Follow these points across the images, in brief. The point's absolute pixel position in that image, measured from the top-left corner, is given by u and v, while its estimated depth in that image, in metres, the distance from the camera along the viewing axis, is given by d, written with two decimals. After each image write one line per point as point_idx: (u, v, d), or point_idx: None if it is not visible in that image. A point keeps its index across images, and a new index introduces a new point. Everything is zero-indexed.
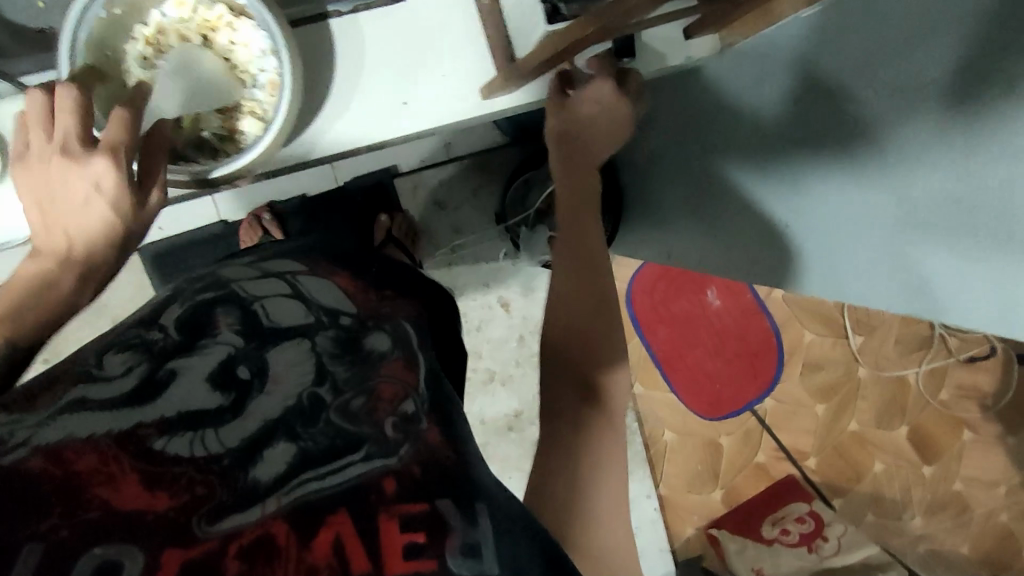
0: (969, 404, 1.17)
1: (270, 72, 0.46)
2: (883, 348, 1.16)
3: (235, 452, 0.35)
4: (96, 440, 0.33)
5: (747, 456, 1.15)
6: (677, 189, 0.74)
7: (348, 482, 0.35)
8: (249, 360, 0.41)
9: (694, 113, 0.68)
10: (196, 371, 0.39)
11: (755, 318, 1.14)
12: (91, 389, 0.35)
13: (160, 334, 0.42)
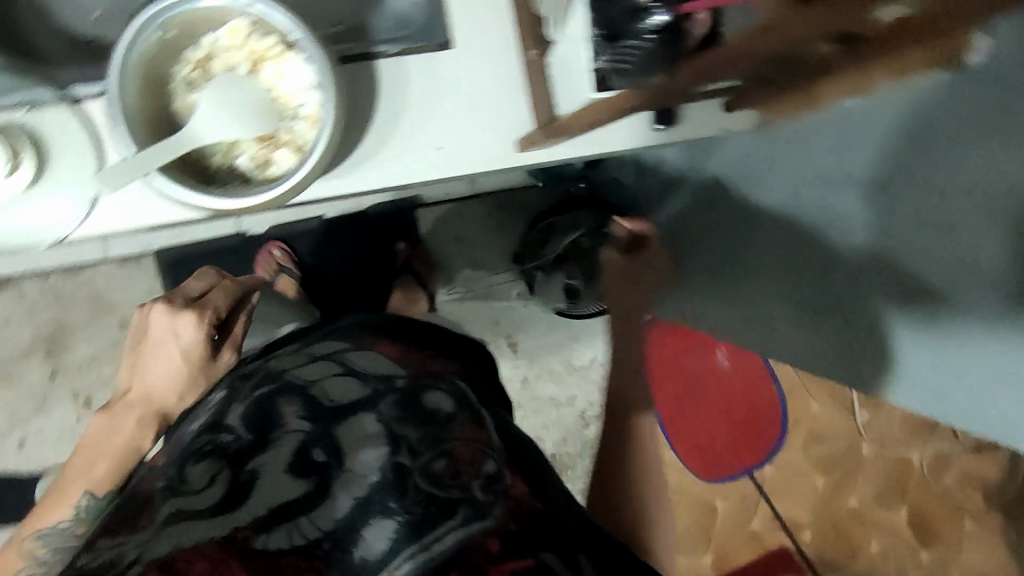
0: (972, 493, 1.15)
1: (313, 107, 0.42)
2: (888, 426, 1.14)
3: (334, 534, 0.41)
4: (202, 547, 0.38)
5: (742, 522, 1.13)
6: (704, 256, 0.70)
7: (452, 548, 0.40)
8: (322, 443, 0.47)
9: (711, 211, 0.68)
10: (274, 466, 0.45)
11: (762, 386, 1.12)
12: (185, 502, 0.43)
13: (232, 435, 0.49)
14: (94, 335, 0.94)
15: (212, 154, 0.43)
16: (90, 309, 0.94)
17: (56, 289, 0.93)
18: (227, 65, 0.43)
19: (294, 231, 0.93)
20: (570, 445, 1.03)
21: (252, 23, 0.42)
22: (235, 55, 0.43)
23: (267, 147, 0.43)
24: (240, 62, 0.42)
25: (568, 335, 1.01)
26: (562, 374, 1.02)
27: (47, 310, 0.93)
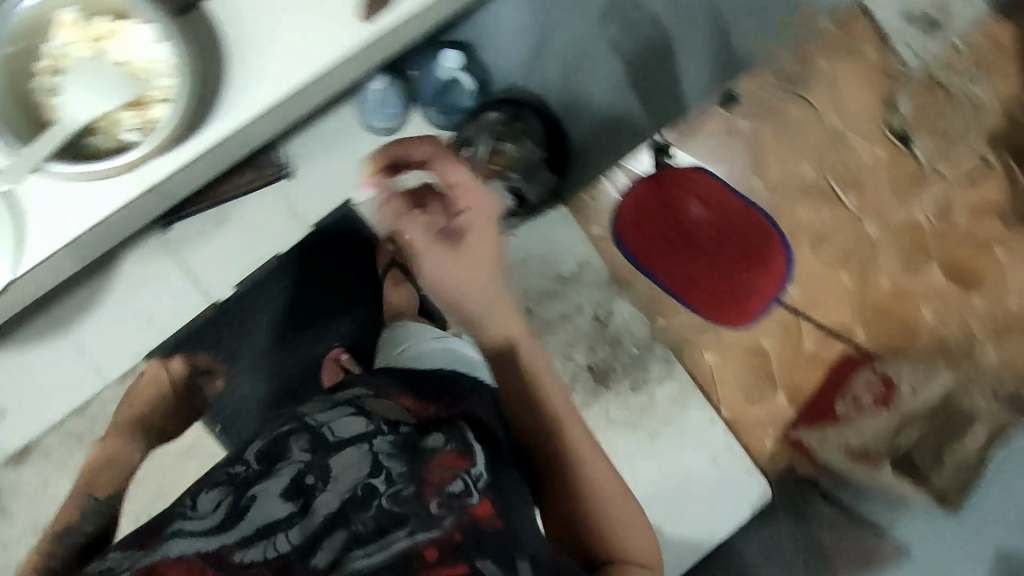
0: (990, 221, 1.15)
1: (163, 60, 0.63)
2: (880, 197, 1.16)
3: (299, 547, 0.54)
4: (187, 558, 0.53)
5: (795, 350, 1.12)
6: None
7: (393, 555, 0.52)
8: (315, 469, 0.60)
9: None
10: (273, 491, 0.58)
11: (745, 215, 1.09)
12: (186, 522, 0.56)
13: (244, 466, 0.62)
14: None
15: (104, 133, 0.64)
16: None
17: (76, 433, 0.96)
18: (78, 60, 0.64)
19: (256, 280, 1.00)
20: (599, 351, 1.02)
21: (81, 13, 0.64)
22: (78, 50, 0.64)
23: (143, 110, 0.64)
24: (90, 55, 0.64)
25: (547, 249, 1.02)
26: (559, 289, 1.02)
27: (75, 454, 0.96)
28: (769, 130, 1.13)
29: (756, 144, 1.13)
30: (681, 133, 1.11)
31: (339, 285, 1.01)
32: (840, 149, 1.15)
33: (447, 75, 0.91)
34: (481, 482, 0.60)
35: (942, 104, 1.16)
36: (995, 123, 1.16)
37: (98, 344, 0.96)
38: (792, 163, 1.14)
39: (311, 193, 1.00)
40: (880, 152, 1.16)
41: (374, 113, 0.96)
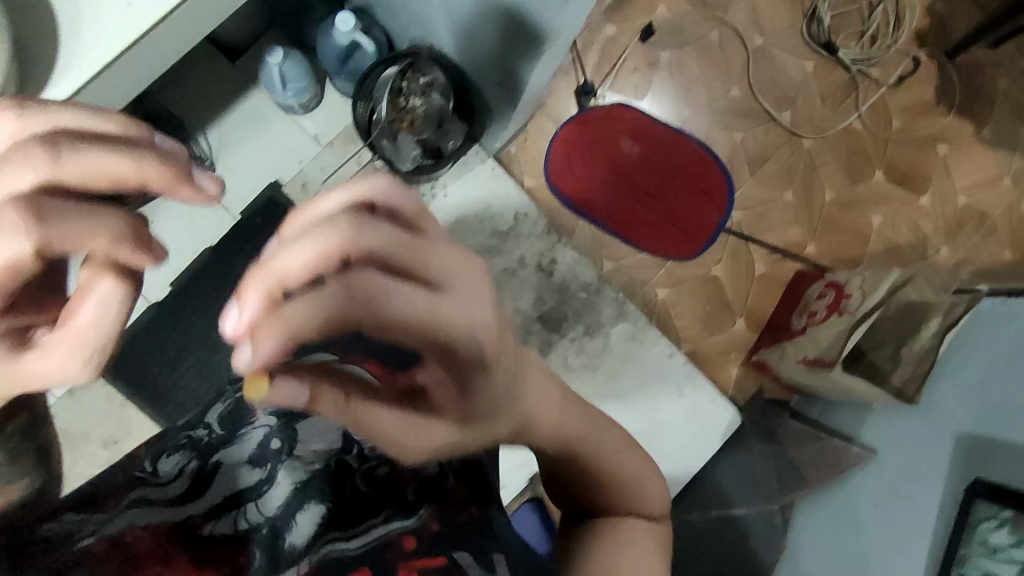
0: (927, 118, 1.17)
1: None
2: (812, 109, 1.15)
3: (271, 521, 0.42)
4: (152, 529, 0.38)
5: (747, 274, 1.11)
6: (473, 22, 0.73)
7: (367, 543, 0.41)
8: (282, 431, 0.49)
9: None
10: (237, 458, 0.46)
11: (680, 145, 1.09)
12: (151, 491, 0.42)
13: (205, 431, 0.51)
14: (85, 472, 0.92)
15: None
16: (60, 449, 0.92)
17: None
18: None
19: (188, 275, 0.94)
20: (549, 300, 1.01)
21: None
22: None
23: None
24: None
25: (481, 204, 0.99)
26: (498, 244, 1.00)
27: None
28: (690, 59, 1.12)
29: (679, 74, 1.12)
30: (600, 71, 1.10)
31: None
32: (766, 67, 1.14)
33: (345, 38, 0.86)
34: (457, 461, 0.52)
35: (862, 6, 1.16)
36: (914, 21, 1.18)
37: None
38: (719, 87, 1.13)
39: (238, 178, 0.98)
40: (808, 65, 1.16)
41: (282, 92, 0.91)
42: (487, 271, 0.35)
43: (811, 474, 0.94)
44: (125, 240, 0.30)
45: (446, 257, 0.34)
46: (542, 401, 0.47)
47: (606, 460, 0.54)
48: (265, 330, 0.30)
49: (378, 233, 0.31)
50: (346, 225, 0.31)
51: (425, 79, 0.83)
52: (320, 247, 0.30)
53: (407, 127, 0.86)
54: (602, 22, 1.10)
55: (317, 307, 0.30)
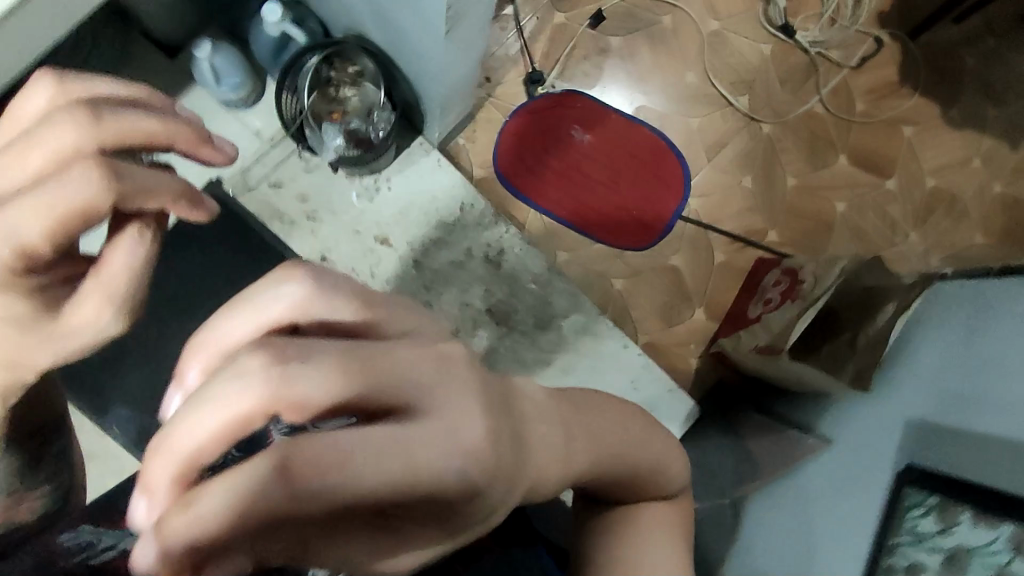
0: (892, 100, 1.14)
1: None
2: (770, 94, 1.12)
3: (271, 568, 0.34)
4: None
5: (706, 263, 1.08)
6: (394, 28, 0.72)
7: None
8: None
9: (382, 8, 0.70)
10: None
11: (633, 134, 1.09)
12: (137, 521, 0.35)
13: None
14: None
15: None
16: None
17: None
18: None
19: None
20: (497, 292, 0.98)
21: None
22: None
23: None
24: None
25: (427, 196, 0.98)
26: (445, 236, 0.98)
27: None
28: (643, 45, 1.10)
29: (631, 61, 1.10)
30: (549, 59, 1.08)
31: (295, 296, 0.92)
32: (721, 51, 1.12)
33: (275, 30, 0.84)
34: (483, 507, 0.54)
35: None
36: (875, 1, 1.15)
37: None
38: (673, 73, 1.11)
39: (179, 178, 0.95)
40: (765, 49, 1.13)
41: (216, 87, 0.90)
42: (459, 375, 0.26)
43: (765, 466, 0.88)
44: (181, 197, 0.32)
45: (400, 379, 0.25)
46: (550, 457, 0.31)
47: (631, 463, 0.43)
48: (176, 527, 0.21)
49: (313, 379, 0.23)
50: (264, 376, 0.22)
51: (355, 67, 0.83)
52: (231, 411, 0.22)
53: (339, 116, 0.86)
54: (552, 10, 1.09)
55: (243, 496, 0.22)
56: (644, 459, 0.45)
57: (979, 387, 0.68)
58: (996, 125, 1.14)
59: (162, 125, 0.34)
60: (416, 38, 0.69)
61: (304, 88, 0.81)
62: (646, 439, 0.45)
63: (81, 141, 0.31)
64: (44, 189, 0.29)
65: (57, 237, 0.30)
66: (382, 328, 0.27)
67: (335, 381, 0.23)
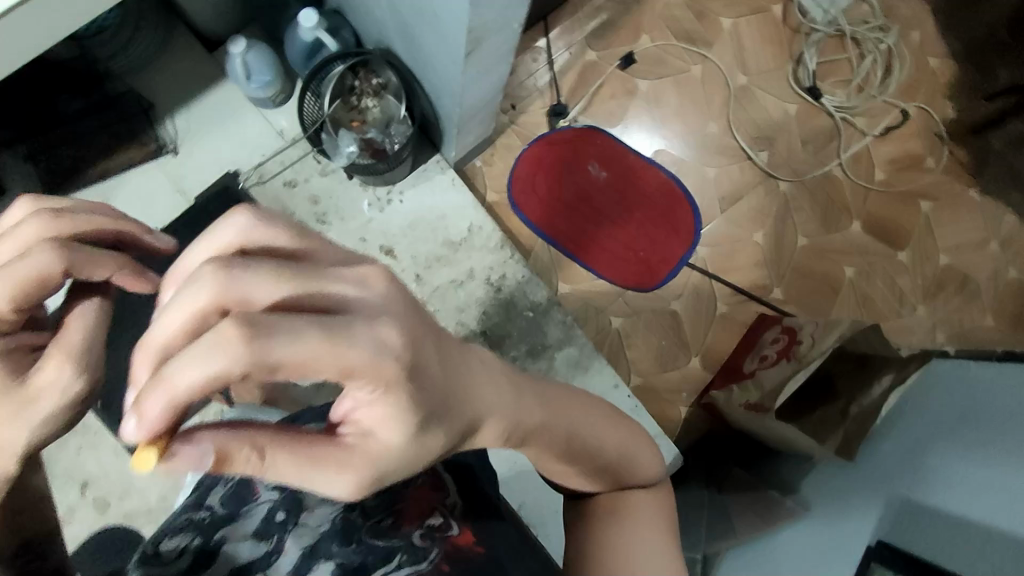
0: (913, 173, 1.14)
1: None
2: (792, 152, 1.12)
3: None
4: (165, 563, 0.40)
5: (708, 312, 1.08)
6: (420, 45, 0.73)
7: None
8: (284, 503, 0.47)
9: (412, 25, 0.71)
10: (241, 531, 0.45)
11: (648, 176, 1.10)
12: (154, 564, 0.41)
13: (207, 511, 0.47)
14: None
15: None
16: None
17: None
18: None
19: None
20: (493, 314, 0.98)
21: None
22: None
23: None
24: None
25: (436, 213, 0.99)
26: (450, 254, 0.99)
27: None
28: (670, 90, 1.12)
29: (657, 104, 1.11)
30: (575, 94, 1.09)
31: None
32: (747, 106, 1.13)
33: (309, 35, 0.87)
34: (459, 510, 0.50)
35: (853, 54, 1.15)
36: (907, 73, 1.15)
37: None
38: (697, 121, 1.12)
39: (199, 165, 0.98)
40: (792, 108, 1.14)
41: (246, 83, 0.92)
42: (385, 285, 0.31)
43: (742, 524, 0.86)
44: (127, 266, 0.35)
45: (331, 285, 0.29)
46: (488, 405, 0.36)
47: (587, 438, 0.45)
48: (144, 399, 0.27)
49: (253, 280, 0.28)
50: (212, 276, 0.28)
51: (379, 80, 0.84)
52: (191, 307, 0.28)
53: (358, 125, 0.86)
54: (584, 47, 1.10)
55: (196, 364, 0.26)
56: (602, 437, 0.46)
57: (954, 466, 0.68)
58: (1018, 210, 1.13)
59: (112, 221, 0.36)
60: (443, 61, 0.71)
61: (328, 94, 0.84)
62: (602, 421, 0.47)
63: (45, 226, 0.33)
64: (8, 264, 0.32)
65: (19, 302, 0.32)
66: (320, 257, 0.32)
67: (273, 274, 0.28)
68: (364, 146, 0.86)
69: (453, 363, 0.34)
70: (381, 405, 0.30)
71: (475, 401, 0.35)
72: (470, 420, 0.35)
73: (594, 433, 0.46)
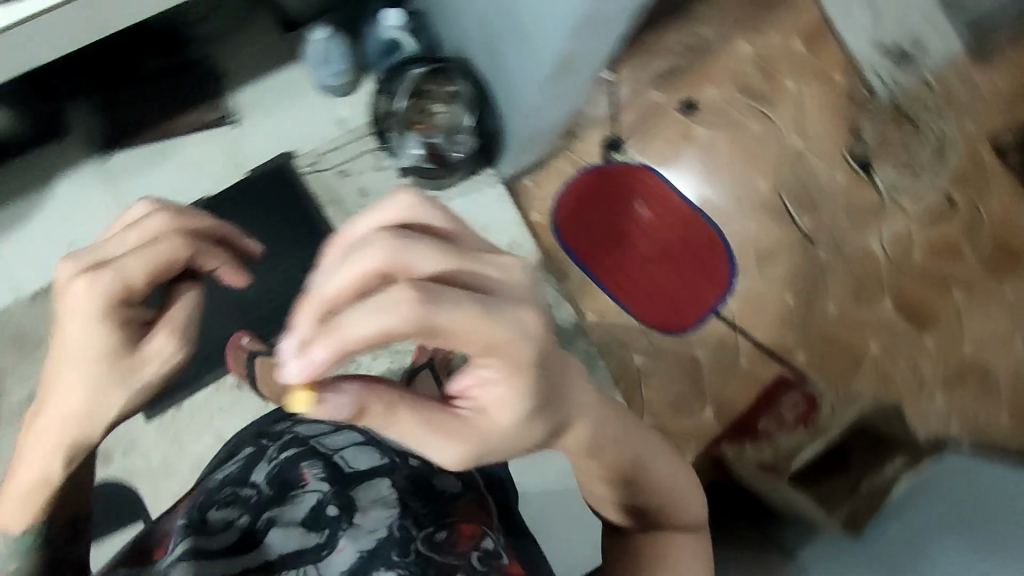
0: (950, 260, 1.14)
1: None
2: (834, 221, 1.14)
3: None
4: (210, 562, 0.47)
5: (729, 364, 1.08)
6: (502, 59, 0.75)
7: None
8: (337, 499, 0.53)
9: (499, 35, 0.71)
10: (290, 518, 0.51)
11: (693, 221, 1.09)
12: (204, 542, 0.49)
13: (253, 490, 0.53)
14: (25, 375, 0.92)
15: None
16: (14, 347, 0.92)
17: None
18: None
19: None
20: None
21: None
22: None
23: None
24: None
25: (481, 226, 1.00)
26: None
27: None
28: (724, 141, 1.13)
29: (709, 153, 1.12)
30: (631, 130, 1.11)
31: None
32: (797, 168, 1.14)
33: (389, 33, 0.90)
34: (502, 539, 0.60)
35: (908, 134, 1.16)
36: (958, 161, 1.16)
37: (18, 257, 0.94)
38: (747, 176, 1.13)
39: (257, 140, 0.99)
40: (840, 177, 1.15)
41: (321, 69, 0.95)
42: (520, 277, 0.42)
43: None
44: (230, 261, 0.49)
45: (480, 269, 0.40)
46: (582, 414, 0.49)
47: (647, 465, 0.56)
48: (315, 344, 0.37)
49: (422, 255, 0.39)
50: (388, 247, 0.38)
51: (453, 88, 0.85)
52: (367, 267, 0.38)
53: (424, 128, 0.87)
54: (648, 87, 1.12)
55: (372, 313, 0.36)
56: (657, 472, 0.57)
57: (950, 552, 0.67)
58: None
59: (217, 222, 0.50)
60: (525, 80, 0.71)
61: (401, 94, 0.86)
62: (660, 460, 0.58)
63: (166, 222, 0.46)
64: (145, 246, 0.44)
65: (151, 276, 0.44)
66: (462, 239, 0.43)
67: (439, 256, 0.39)
68: (426, 150, 0.87)
69: (566, 374, 0.46)
70: (503, 384, 0.42)
71: (571, 402, 0.47)
72: (562, 417, 0.47)
73: (652, 464, 0.57)
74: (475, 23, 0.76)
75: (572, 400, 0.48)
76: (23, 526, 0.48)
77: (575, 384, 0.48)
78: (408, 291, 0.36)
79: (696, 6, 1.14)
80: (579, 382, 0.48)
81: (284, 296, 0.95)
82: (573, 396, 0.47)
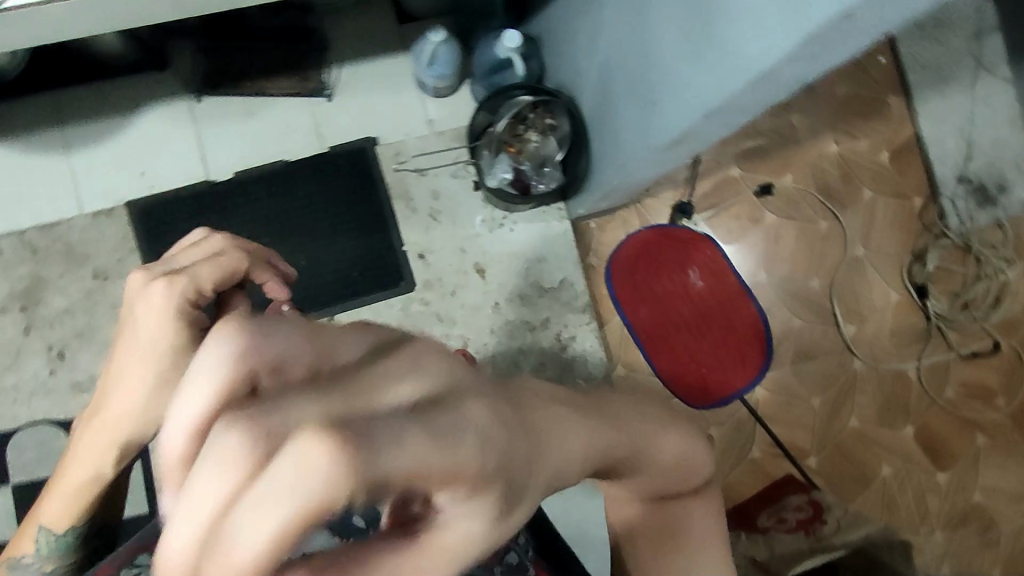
0: (980, 405, 1.14)
1: None
2: (877, 338, 1.13)
3: None
4: None
5: (740, 450, 1.08)
6: (612, 107, 0.76)
7: None
8: None
9: (618, 82, 0.72)
10: None
11: (738, 302, 1.09)
12: None
13: None
14: (68, 288, 0.93)
15: None
16: (64, 260, 0.93)
17: (32, 245, 0.93)
18: None
19: (258, 172, 0.97)
20: (549, 369, 0.98)
21: None
22: None
23: None
24: None
25: (536, 254, 1.01)
26: (534, 296, 1.00)
27: (21, 265, 0.92)
28: (790, 233, 1.13)
29: (772, 241, 1.13)
30: (704, 199, 1.11)
31: (374, 278, 0.96)
32: (854, 278, 1.14)
33: (503, 53, 0.89)
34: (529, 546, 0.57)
35: (970, 272, 1.16)
36: (1013, 310, 1.16)
37: (91, 173, 0.95)
38: (804, 272, 1.13)
39: (345, 120, 1.00)
40: (893, 296, 1.15)
41: (425, 68, 0.95)
42: (438, 359, 0.23)
43: None
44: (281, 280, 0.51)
45: (387, 384, 0.20)
46: (572, 451, 0.29)
47: (645, 447, 0.40)
48: None
49: (296, 410, 0.19)
50: (237, 426, 0.18)
51: (551, 121, 0.86)
52: (225, 485, 0.18)
53: (514, 152, 0.88)
54: (731, 162, 1.13)
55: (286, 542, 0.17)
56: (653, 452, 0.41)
57: None
58: None
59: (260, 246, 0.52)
60: (631, 138, 0.72)
61: (505, 113, 0.87)
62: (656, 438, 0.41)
63: (225, 242, 0.48)
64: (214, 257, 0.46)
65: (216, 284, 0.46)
66: (323, 348, 0.22)
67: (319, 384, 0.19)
68: (513, 175, 0.88)
69: (528, 400, 0.27)
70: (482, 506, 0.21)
71: (558, 453, 0.28)
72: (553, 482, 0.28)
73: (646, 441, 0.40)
74: (594, 66, 0.78)
75: (547, 434, 0.27)
76: (64, 526, 0.51)
77: (541, 412, 0.28)
78: (310, 450, 0.17)
79: (795, 96, 1.15)
80: (542, 411, 0.28)
81: (333, 275, 0.95)
82: (547, 431, 0.27)
